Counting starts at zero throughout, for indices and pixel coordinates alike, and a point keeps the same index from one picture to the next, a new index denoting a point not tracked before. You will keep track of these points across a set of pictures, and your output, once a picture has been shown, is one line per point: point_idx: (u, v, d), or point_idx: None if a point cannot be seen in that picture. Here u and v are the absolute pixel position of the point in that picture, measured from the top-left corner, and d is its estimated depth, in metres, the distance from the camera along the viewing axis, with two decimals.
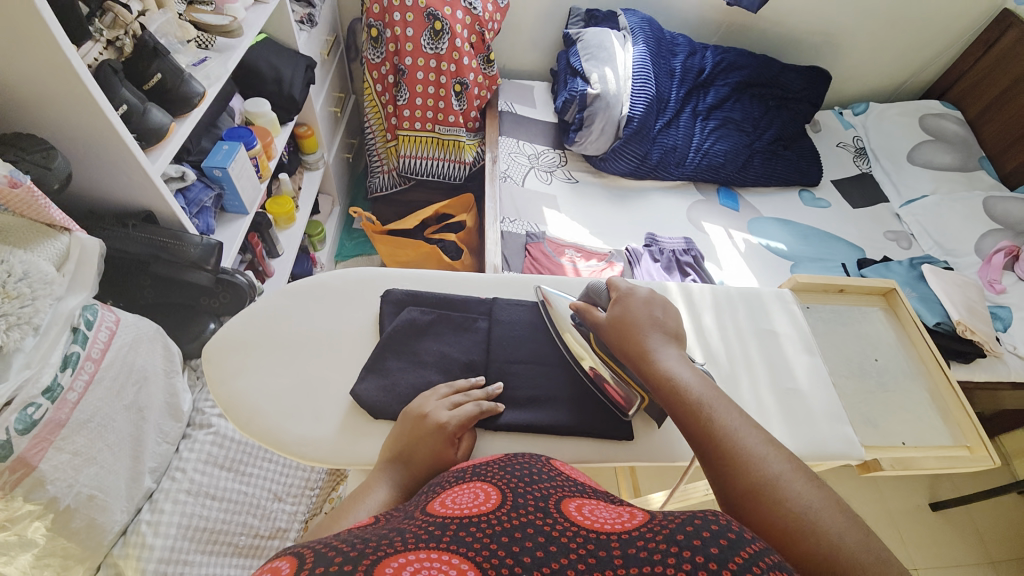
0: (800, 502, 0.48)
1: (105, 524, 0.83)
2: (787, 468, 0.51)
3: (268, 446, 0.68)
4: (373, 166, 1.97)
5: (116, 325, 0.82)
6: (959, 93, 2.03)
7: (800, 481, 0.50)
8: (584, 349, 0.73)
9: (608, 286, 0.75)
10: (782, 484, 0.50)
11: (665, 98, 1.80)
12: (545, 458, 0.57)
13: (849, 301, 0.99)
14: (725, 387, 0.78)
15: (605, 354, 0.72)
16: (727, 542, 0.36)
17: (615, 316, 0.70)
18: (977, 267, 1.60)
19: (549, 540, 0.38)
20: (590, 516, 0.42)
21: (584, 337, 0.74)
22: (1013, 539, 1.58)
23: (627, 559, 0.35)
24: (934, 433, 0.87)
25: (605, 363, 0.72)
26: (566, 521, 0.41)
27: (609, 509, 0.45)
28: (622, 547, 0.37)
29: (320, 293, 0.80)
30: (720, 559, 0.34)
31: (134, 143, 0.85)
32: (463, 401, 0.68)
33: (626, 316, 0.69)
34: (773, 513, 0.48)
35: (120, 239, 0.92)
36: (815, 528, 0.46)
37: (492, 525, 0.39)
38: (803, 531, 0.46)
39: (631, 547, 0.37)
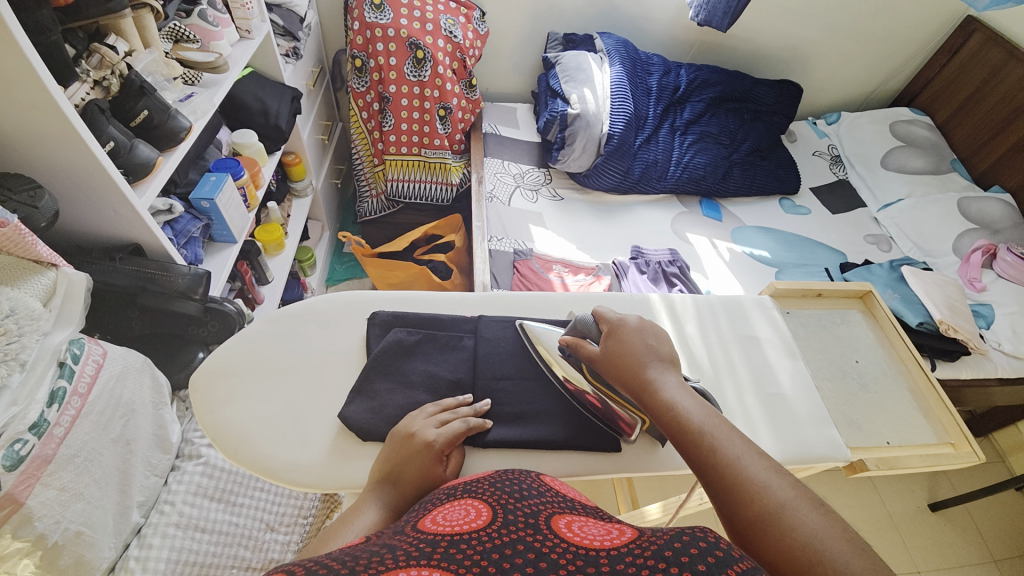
0: (809, 532, 0.47)
1: (93, 560, 0.82)
2: (791, 495, 0.51)
3: (258, 474, 0.68)
4: (361, 190, 2.00)
5: (102, 357, 0.83)
6: (926, 100, 2.11)
7: (806, 508, 0.50)
8: (578, 378, 0.74)
9: (596, 318, 0.75)
10: (789, 511, 0.49)
11: (643, 115, 1.86)
12: (535, 475, 0.57)
13: (828, 304, 1.02)
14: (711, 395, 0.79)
15: (600, 382, 0.72)
16: (715, 560, 0.36)
17: (611, 347, 0.70)
18: (956, 267, 1.64)
19: (539, 556, 0.38)
20: (579, 533, 0.43)
21: (578, 369, 0.74)
22: (1014, 537, 1.58)
23: (614, 574, 0.36)
24: (919, 431, 0.89)
25: (600, 389, 0.72)
26: (555, 537, 0.41)
27: (598, 526, 0.45)
28: (610, 563, 0.37)
29: (306, 318, 0.81)
30: (707, 574, 0.35)
31: (121, 178, 0.86)
32: (453, 419, 0.69)
33: (622, 347, 0.69)
34: (782, 542, 0.48)
35: (106, 273, 0.93)
36: (823, 555, 0.45)
37: (483, 542, 0.40)
38: (813, 560, 0.45)
39: (620, 563, 0.37)
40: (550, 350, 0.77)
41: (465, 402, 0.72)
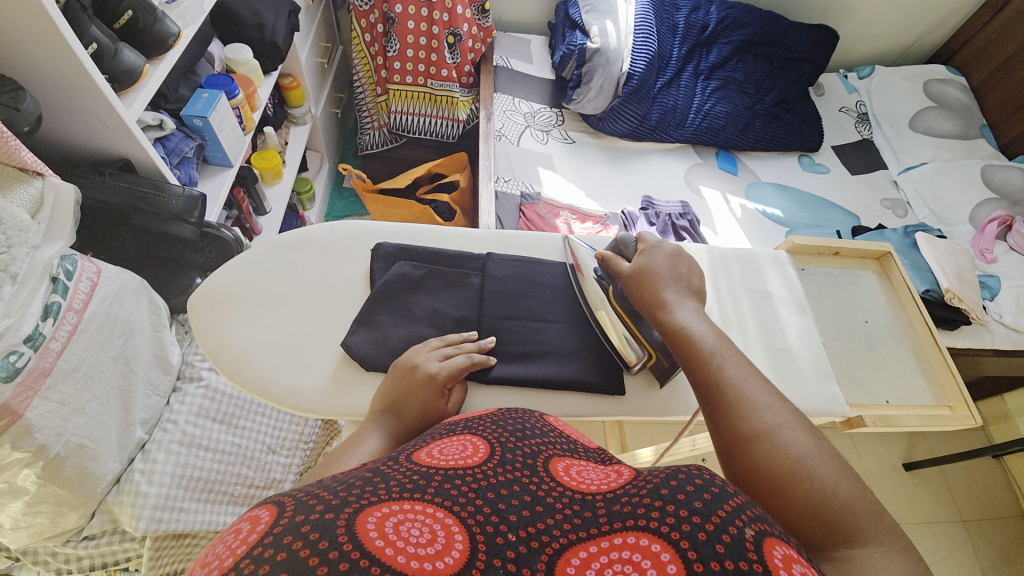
0: (797, 451, 0.47)
1: (98, 472, 0.83)
2: (787, 418, 0.50)
3: (259, 398, 0.67)
4: (363, 122, 1.90)
5: (97, 276, 0.80)
6: (964, 59, 1.97)
7: (797, 430, 0.49)
8: (601, 301, 0.73)
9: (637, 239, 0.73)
10: (781, 432, 0.49)
11: (667, 55, 1.74)
12: (538, 414, 0.57)
13: (843, 263, 0.99)
14: None
15: (622, 307, 0.72)
16: (711, 496, 0.36)
17: (638, 264, 0.69)
18: (970, 236, 1.60)
19: (534, 497, 0.38)
20: (578, 476, 0.42)
21: (604, 290, 0.74)
22: (980, 498, 1.66)
23: (611, 517, 0.36)
24: (916, 393, 0.89)
25: (619, 316, 0.72)
26: (553, 479, 0.41)
27: (597, 470, 0.45)
28: (607, 506, 0.37)
29: (308, 246, 0.77)
30: (705, 513, 0.34)
31: (106, 85, 0.79)
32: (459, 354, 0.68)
33: (649, 267, 0.68)
34: (768, 457, 0.48)
35: (97, 188, 0.89)
36: (808, 474, 0.45)
37: (479, 479, 0.39)
38: (796, 477, 0.45)
39: (616, 504, 0.37)
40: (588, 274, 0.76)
41: (471, 338, 0.70)
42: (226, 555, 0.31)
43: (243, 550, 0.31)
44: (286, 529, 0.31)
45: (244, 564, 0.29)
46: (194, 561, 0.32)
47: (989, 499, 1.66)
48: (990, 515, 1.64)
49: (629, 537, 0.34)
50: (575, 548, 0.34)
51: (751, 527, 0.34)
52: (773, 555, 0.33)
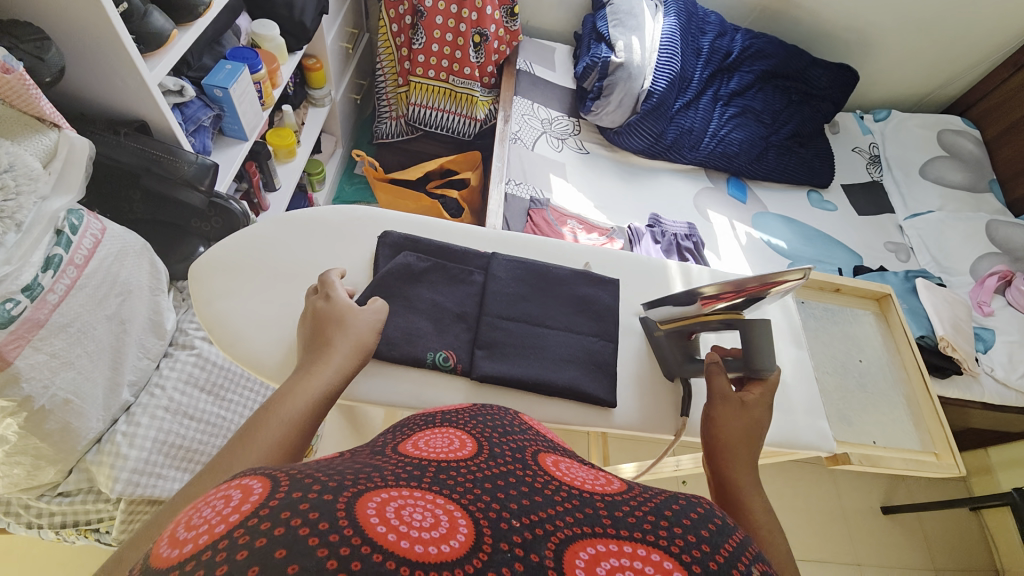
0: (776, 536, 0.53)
1: (80, 430, 0.83)
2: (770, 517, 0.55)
3: (251, 370, 0.67)
4: (381, 111, 1.91)
5: (102, 234, 0.80)
6: (980, 112, 1.99)
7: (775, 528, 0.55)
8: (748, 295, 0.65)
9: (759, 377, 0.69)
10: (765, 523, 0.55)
11: (688, 77, 1.75)
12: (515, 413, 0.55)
13: (843, 300, 1.00)
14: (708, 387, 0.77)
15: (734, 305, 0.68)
16: (715, 528, 0.36)
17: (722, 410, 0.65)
18: (969, 288, 1.62)
19: (531, 489, 0.38)
20: (568, 472, 0.43)
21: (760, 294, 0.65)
22: (955, 549, 1.67)
23: (615, 521, 0.36)
24: (904, 436, 0.90)
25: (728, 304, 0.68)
26: (545, 473, 0.42)
27: (585, 468, 0.46)
28: (610, 510, 0.37)
29: (314, 226, 0.77)
30: (712, 542, 0.35)
31: (132, 45, 0.79)
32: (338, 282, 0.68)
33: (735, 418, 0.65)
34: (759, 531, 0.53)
35: (110, 146, 0.89)
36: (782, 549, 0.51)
37: (474, 472, 0.39)
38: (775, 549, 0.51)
39: (618, 510, 0.37)
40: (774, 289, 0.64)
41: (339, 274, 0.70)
42: (216, 522, 0.29)
43: (236, 520, 0.29)
44: (283, 502, 0.30)
45: (237, 534, 0.28)
46: (173, 526, 0.30)
47: (963, 552, 1.67)
48: (962, 566, 1.64)
49: (636, 547, 0.34)
50: (580, 546, 0.33)
51: (754, 568, 0.34)
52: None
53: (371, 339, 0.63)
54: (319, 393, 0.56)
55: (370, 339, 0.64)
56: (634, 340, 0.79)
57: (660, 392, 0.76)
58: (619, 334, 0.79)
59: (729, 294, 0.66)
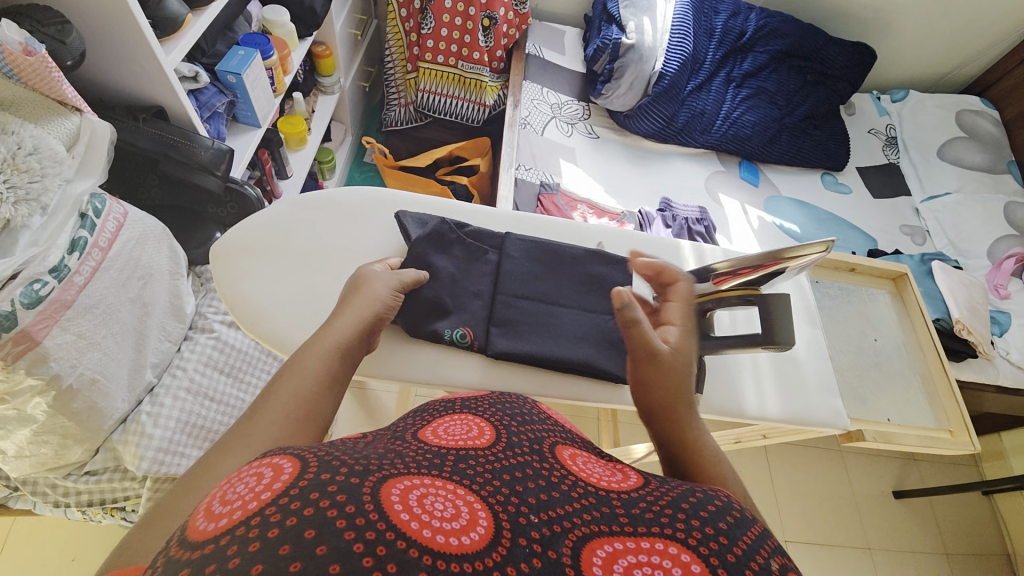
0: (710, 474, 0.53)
1: (106, 410, 0.85)
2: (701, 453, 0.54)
3: (273, 348, 0.68)
4: (390, 98, 1.90)
5: (124, 218, 0.82)
6: (1001, 91, 1.94)
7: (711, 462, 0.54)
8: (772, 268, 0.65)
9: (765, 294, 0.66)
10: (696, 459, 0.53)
11: (700, 59, 1.73)
12: (532, 402, 0.60)
13: (858, 281, 0.99)
14: (721, 364, 0.78)
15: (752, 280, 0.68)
16: (733, 520, 0.37)
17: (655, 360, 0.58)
18: (987, 271, 1.59)
19: (550, 483, 0.41)
20: (584, 468, 0.46)
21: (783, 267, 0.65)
22: (967, 534, 1.66)
23: (633, 519, 0.37)
24: (918, 415, 0.89)
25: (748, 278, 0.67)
26: (562, 467, 0.45)
27: (601, 465, 0.48)
28: (627, 508, 0.39)
29: (331, 208, 0.78)
30: (730, 535, 0.36)
31: (148, 28, 0.80)
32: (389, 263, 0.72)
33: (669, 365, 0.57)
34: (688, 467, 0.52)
35: (129, 132, 0.90)
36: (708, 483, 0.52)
37: (493, 462, 0.42)
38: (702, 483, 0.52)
39: (634, 507, 0.39)
40: (797, 261, 0.63)
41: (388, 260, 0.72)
42: (248, 499, 0.31)
43: (267, 499, 0.31)
44: (311, 485, 0.31)
45: (269, 512, 0.29)
46: (203, 504, 0.32)
47: (975, 537, 1.66)
48: (975, 551, 1.64)
49: (655, 543, 0.35)
50: (600, 542, 0.35)
51: (776, 559, 0.35)
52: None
53: (388, 296, 0.65)
54: (335, 347, 0.56)
55: (387, 297, 0.65)
56: None
57: None
58: None
59: (746, 270, 0.66)
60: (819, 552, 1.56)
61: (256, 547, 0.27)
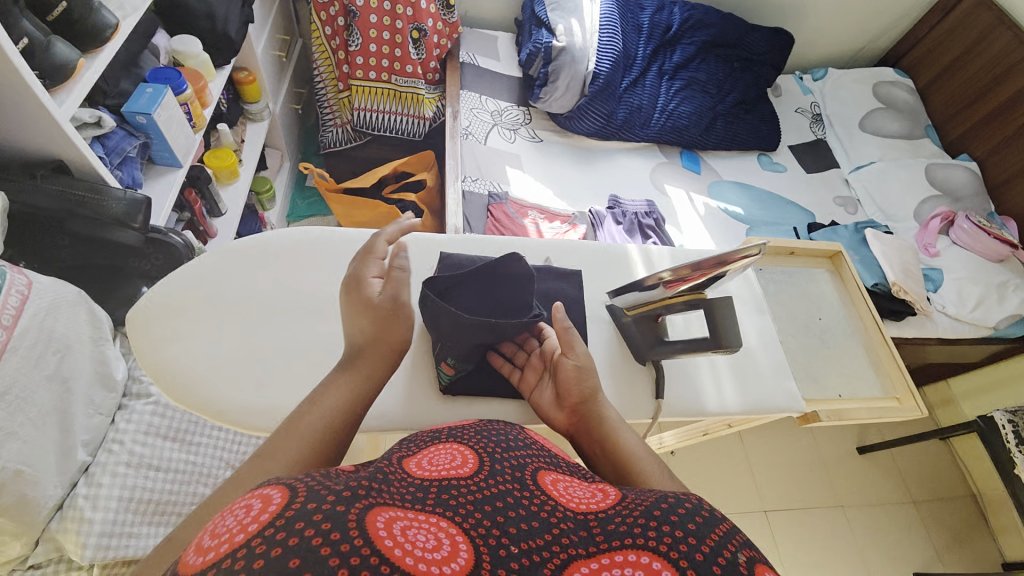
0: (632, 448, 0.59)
1: (38, 500, 0.77)
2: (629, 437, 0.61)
3: (208, 417, 0.67)
4: (324, 118, 1.84)
5: (29, 289, 0.76)
6: (911, 61, 2.07)
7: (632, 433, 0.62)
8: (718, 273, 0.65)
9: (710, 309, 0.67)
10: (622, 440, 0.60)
11: (631, 55, 1.76)
12: (519, 427, 0.62)
13: (799, 262, 1.03)
14: (681, 369, 0.78)
15: (698, 285, 0.69)
16: (701, 520, 0.42)
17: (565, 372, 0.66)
18: (915, 232, 1.69)
19: (530, 514, 0.44)
20: (565, 493, 0.49)
21: (729, 270, 0.65)
22: (929, 480, 1.77)
23: (608, 536, 0.42)
24: (868, 386, 0.94)
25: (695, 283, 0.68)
26: (541, 493, 0.47)
27: (582, 488, 0.51)
28: (601, 526, 0.43)
29: (262, 256, 0.75)
30: (698, 534, 0.40)
31: (36, 81, 0.73)
32: (375, 250, 0.67)
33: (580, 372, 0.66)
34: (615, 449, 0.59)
35: (28, 192, 0.83)
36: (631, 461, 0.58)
37: (475, 492, 0.45)
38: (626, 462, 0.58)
39: (610, 525, 0.43)
40: (742, 263, 0.64)
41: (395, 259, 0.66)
42: (237, 531, 0.33)
43: (255, 529, 0.33)
44: (297, 515, 0.34)
45: (255, 543, 0.32)
46: (201, 534, 0.35)
47: (937, 480, 1.78)
48: (938, 495, 1.75)
49: (629, 555, 0.39)
50: (579, 563, 0.40)
51: (739, 552, 0.40)
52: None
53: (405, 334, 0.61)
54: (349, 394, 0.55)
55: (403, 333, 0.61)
56: (602, 329, 0.79)
57: (633, 376, 0.76)
58: (588, 325, 0.79)
59: (694, 276, 0.66)
60: (796, 516, 1.62)
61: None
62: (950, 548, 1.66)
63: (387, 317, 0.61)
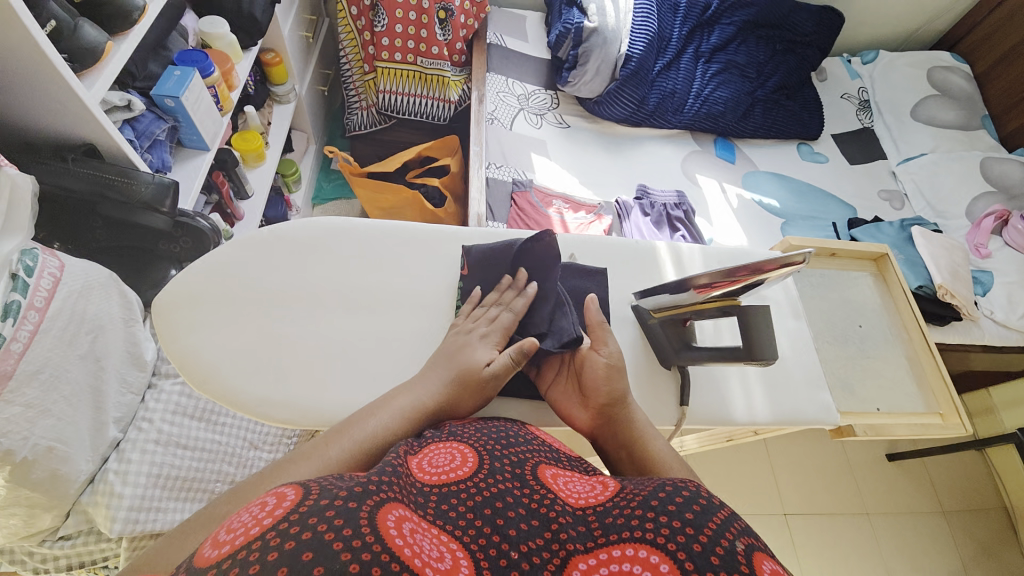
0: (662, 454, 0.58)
1: (71, 474, 0.80)
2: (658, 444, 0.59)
3: (228, 407, 0.68)
4: (350, 101, 1.83)
5: (60, 271, 0.78)
6: (970, 45, 1.91)
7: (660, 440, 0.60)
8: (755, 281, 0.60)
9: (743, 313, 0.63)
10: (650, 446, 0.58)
11: (666, 36, 1.68)
12: (520, 423, 0.60)
13: (839, 264, 0.98)
14: (709, 376, 0.75)
15: (733, 292, 0.65)
16: (700, 508, 0.39)
17: (595, 374, 0.64)
18: (966, 230, 1.58)
19: (530, 511, 0.42)
20: (565, 488, 0.47)
21: (768, 278, 0.60)
22: (965, 491, 1.70)
23: (607, 530, 0.40)
24: (908, 400, 0.88)
25: (729, 291, 0.64)
26: (542, 488, 0.46)
27: (583, 481, 0.49)
28: (601, 521, 0.41)
29: (282, 245, 0.75)
30: (696, 524, 0.37)
31: (64, 64, 0.74)
32: (501, 315, 0.70)
33: (610, 375, 0.64)
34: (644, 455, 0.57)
35: (58, 174, 0.84)
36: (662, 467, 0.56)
37: (475, 495, 0.44)
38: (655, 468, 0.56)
39: (608, 517, 0.41)
40: (783, 272, 0.59)
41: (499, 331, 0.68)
42: (252, 524, 0.33)
43: (270, 523, 0.33)
44: (310, 511, 0.33)
45: (270, 537, 0.32)
46: (216, 529, 0.34)
47: (974, 492, 1.70)
48: (973, 507, 1.68)
49: (627, 548, 0.38)
50: (577, 559, 0.38)
51: (738, 540, 0.36)
52: (762, 566, 0.35)
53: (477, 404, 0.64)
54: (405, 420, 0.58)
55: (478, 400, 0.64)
56: (626, 331, 0.76)
57: (656, 380, 0.74)
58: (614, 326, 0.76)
59: (722, 284, 0.62)
60: (819, 521, 1.58)
61: (256, 568, 0.30)
62: (982, 563, 1.59)
63: (472, 383, 0.63)
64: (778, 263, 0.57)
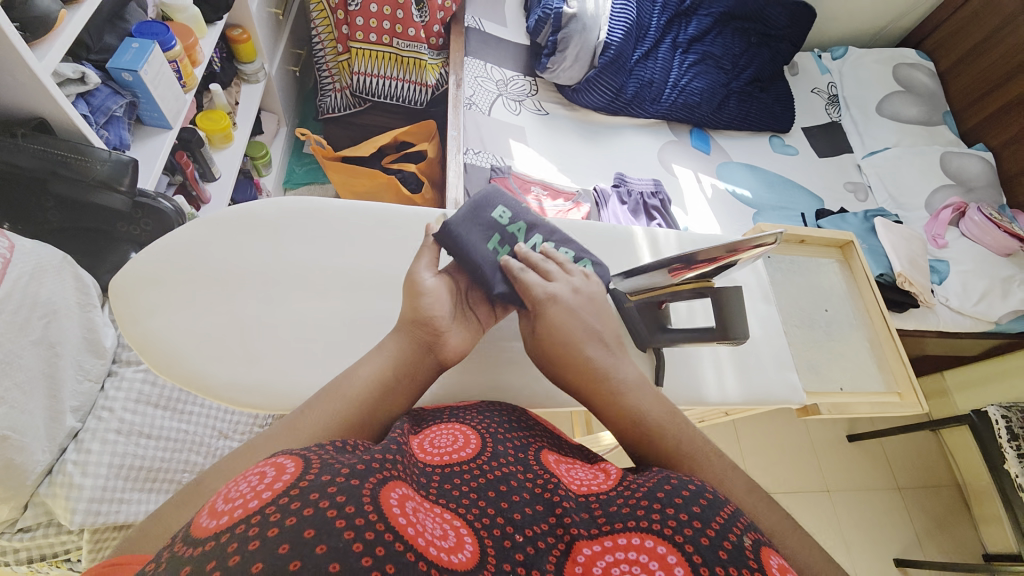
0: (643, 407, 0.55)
1: (25, 465, 0.76)
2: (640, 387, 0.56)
3: (195, 392, 0.66)
4: (323, 82, 1.77)
5: (10, 251, 0.74)
6: (933, 44, 1.99)
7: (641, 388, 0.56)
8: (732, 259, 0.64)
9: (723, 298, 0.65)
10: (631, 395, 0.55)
11: (645, 26, 1.69)
12: (518, 407, 0.61)
13: (808, 251, 1.01)
14: (687, 362, 0.76)
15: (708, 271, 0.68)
16: (706, 502, 0.39)
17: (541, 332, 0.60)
18: (924, 222, 1.65)
19: (534, 496, 0.42)
20: (567, 474, 0.47)
21: (742, 258, 0.65)
22: (919, 470, 1.80)
23: (610, 517, 0.40)
24: (868, 380, 0.92)
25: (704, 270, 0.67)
26: (546, 473, 0.46)
27: (584, 468, 0.49)
28: (604, 508, 0.41)
29: (250, 227, 0.72)
30: (703, 518, 0.38)
31: (15, 33, 0.68)
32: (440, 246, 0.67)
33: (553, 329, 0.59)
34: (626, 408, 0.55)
35: (5, 150, 0.78)
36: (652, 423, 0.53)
37: (477, 478, 0.44)
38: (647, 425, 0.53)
39: (612, 506, 0.41)
40: (755, 253, 0.64)
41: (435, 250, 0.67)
42: (250, 497, 0.32)
43: (268, 497, 0.31)
44: (311, 486, 0.32)
45: (270, 511, 0.30)
46: (212, 499, 0.32)
47: (927, 470, 1.80)
48: (923, 482, 1.78)
49: (632, 538, 0.37)
50: (581, 544, 0.38)
51: (745, 535, 0.37)
52: (769, 562, 0.36)
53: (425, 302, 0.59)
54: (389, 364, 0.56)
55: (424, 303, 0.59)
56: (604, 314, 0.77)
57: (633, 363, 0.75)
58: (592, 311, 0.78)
59: (702, 263, 0.63)
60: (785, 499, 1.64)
61: (257, 545, 0.28)
62: (932, 534, 1.69)
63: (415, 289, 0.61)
64: (752, 244, 0.61)
